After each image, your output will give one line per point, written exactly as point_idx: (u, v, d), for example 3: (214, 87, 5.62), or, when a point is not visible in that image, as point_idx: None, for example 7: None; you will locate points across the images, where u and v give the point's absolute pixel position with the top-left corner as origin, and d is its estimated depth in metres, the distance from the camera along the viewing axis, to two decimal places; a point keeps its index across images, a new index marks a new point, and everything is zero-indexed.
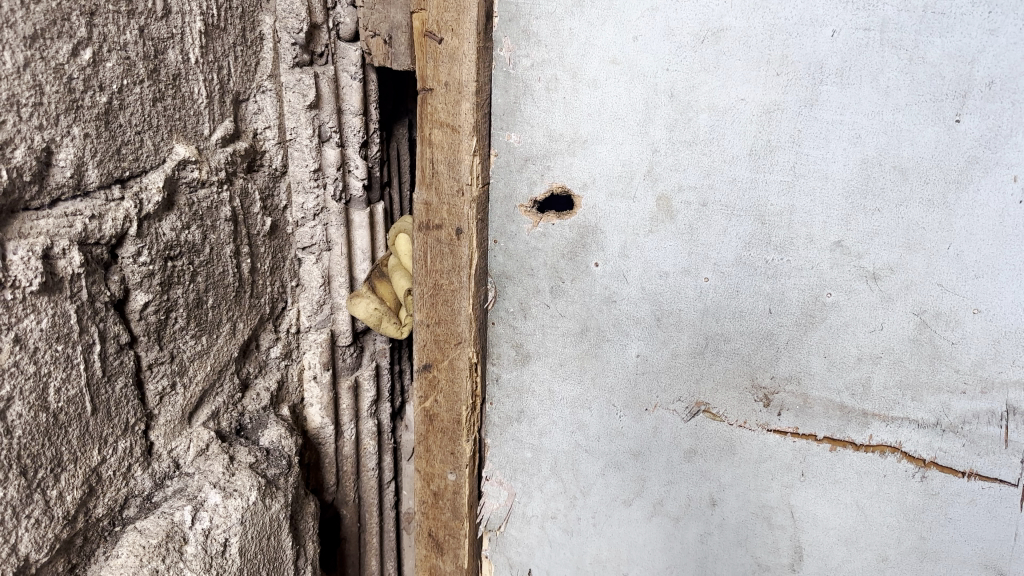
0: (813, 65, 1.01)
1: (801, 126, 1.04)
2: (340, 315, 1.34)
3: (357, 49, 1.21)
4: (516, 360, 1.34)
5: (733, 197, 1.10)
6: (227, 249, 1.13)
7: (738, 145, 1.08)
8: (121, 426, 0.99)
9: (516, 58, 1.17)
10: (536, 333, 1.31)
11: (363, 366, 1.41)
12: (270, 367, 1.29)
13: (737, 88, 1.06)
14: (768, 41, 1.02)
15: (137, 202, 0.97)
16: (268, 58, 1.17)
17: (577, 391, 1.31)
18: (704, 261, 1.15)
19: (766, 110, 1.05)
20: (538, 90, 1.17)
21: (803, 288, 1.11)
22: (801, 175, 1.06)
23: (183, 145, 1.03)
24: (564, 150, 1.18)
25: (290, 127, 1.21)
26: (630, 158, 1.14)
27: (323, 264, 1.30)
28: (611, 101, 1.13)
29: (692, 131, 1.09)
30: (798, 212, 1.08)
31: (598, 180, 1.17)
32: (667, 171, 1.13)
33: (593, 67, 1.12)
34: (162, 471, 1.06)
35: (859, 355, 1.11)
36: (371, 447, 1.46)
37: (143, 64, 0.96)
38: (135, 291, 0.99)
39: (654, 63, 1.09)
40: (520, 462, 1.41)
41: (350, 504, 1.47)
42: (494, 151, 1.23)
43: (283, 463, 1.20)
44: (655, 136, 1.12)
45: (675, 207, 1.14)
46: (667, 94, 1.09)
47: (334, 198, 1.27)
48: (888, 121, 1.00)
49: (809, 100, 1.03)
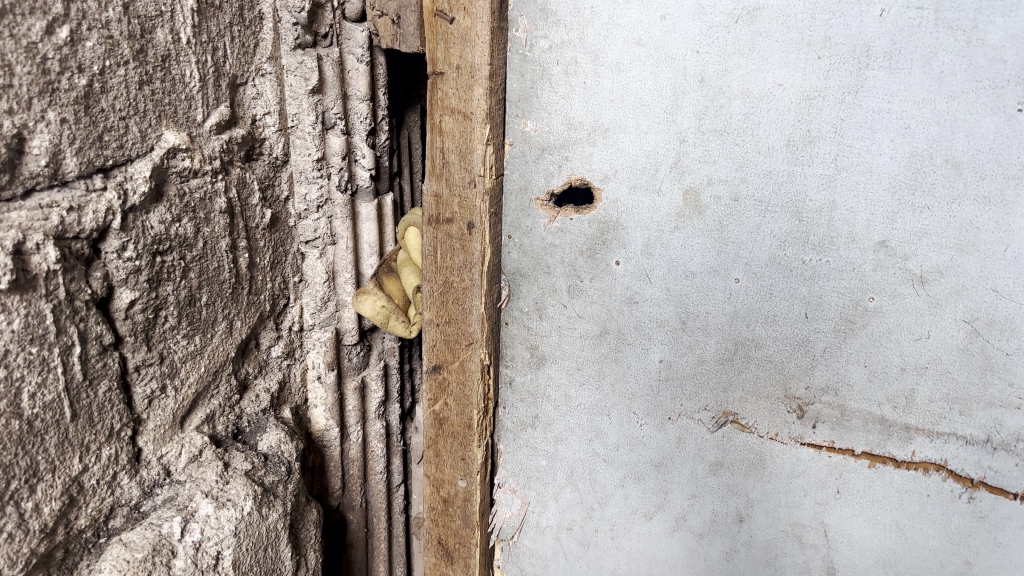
0: (858, 47, 0.92)
1: (845, 115, 0.95)
2: (346, 313, 1.26)
3: (364, 30, 1.14)
4: (530, 363, 1.26)
5: (767, 191, 1.02)
6: (223, 242, 1.05)
7: (775, 135, 0.99)
8: (106, 432, 0.93)
9: (533, 39, 1.08)
10: (552, 335, 1.23)
11: (371, 365, 1.34)
12: (271, 367, 1.21)
13: (774, 73, 0.97)
14: (808, 21, 0.93)
15: (120, 192, 0.90)
16: (269, 38, 1.09)
17: (596, 397, 1.23)
18: (735, 261, 1.06)
19: (806, 97, 0.96)
20: (556, 74, 1.08)
21: (843, 292, 1.02)
22: (843, 169, 0.97)
23: (173, 132, 0.96)
24: (583, 139, 1.10)
25: (292, 112, 1.13)
26: (656, 148, 1.06)
27: (328, 258, 1.23)
28: (636, 87, 1.04)
29: (724, 120, 1.01)
30: (839, 208, 0.99)
31: (621, 172, 1.09)
32: (696, 163, 1.04)
33: (616, 49, 1.04)
34: (151, 479, 1.00)
35: (902, 366, 1.02)
36: (379, 450, 1.39)
37: (127, 44, 0.89)
38: (119, 288, 0.92)
39: (684, 45, 1.00)
40: (534, 470, 1.33)
41: (357, 510, 1.40)
42: (509, 140, 1.15)
43: (282, 470, 1.12)
44: (683, 124, 1.03)
45: (703, 202, 1.05)
46: (697, 79, 1.00)
47: (339, 188, 1.19)
48: (941, 110, 0.91)
49: (854, 86, 0.93)
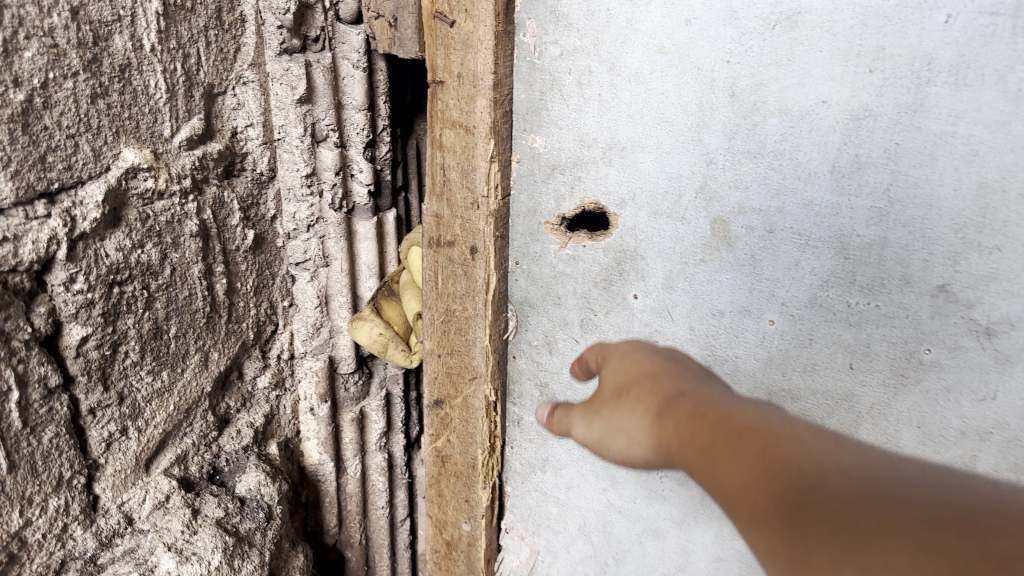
0: (917, 59, 0.77)
1: (898, 138, 0.80)
2: (341, 340, 1.16)
3: (360, 32, 1.02)
4: (539, 401, 1.15)
5: (807, 224, 0.88)
6: (196, 268, 0.96)
7: (817, 159, 0.85)
8: (53, 481, 0.84)
9: (542, 45, 0.96)
10: (564, 372, 1.11)
11: (371, 395, 1.24)
12: (257, 400, 1.12)
13: (817, 88, 0.82)
14: (858, 28, 0.79)
15: (66, 219, 0.80)
16: (251, 43, 0.99)
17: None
18: (770, 301, 0.93)
19: (854, 116, 0.82)
20: (568, 84, 0.96)
21: (893, 342, 0.88)
22: (896, 202, 0.83)
23: (133, 150, 0.87)
24: (598, 158, 0.97)
25: (278, 124, 1.03)
26: (680, 170, 0.92)
27: (320, 282, 1.13)
28: (657, 101, 0.91)
29: (758, 140, 0.87)
30: (892, 245, 0.84)
31: (640, 196, 0.96)
32: (725, 189, 0.91)
33: (635, 57, 0.91)
34: (109, 528, 0.91)
35: (963, 429, 0.87)
36: (380, 484, 1.29)
37: (77, 53, 0.79)
38: (69, 324, 0.83)
39: (711, 54, 0.86)
40: (544, 516, 1.21)
41: (356, 547, 1.32)
42: (515, 157, 1.03)
43: (260, 516, 1.03)
44: (710, 144, 0.90)
45: (733, 233, 0.92)
46: (727, 93, 0.87)
47: (332, 207, 1.09)
48: (1016, 136, 0.76)
49: (912, 105, 0.79)
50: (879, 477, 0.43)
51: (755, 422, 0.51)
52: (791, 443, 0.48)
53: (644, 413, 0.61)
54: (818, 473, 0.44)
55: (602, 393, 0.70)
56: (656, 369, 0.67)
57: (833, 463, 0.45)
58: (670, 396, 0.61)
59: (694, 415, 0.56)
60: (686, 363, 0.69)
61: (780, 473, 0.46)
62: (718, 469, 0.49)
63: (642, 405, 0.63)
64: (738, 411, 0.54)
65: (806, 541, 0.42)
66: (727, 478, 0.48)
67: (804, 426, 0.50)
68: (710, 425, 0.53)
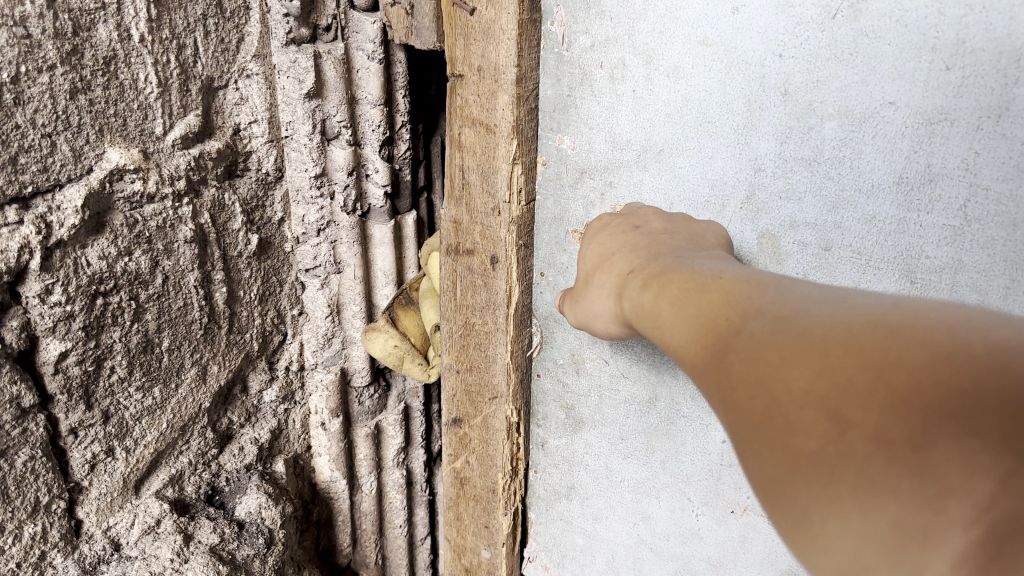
0: (1009, 55, 0.65)
1: (979, 148, 0.69)
2: (354, 351, 1.11)
3: (376, 21, 0.94)
4: (565, 424, 1.06)
5: (869, 243, 0.77)
6: (191, 276, 0.91)
7: (882, 169, 0.73)
8: (29, 506, 0.78)
9: (571, 34, 0.86)
10: (592, 395, 1.02)
11: (389, 409, 1.20)
12: (263, 414, 1.08)
13: (883, 86, 0.71)
14: (935, 18, 0.67)
15: (40, 226, 0.74)
16: (255, 32, 0.92)
17: (642, 474, 1.01)
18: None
19: (926, 120, 0.70)
20: (600, 79, 0.87)
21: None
22: (975, 220, 0.71)
23: (119, 150, 0.80)
24: (632, 161, 0.88)
25: (285, 120, 0.96)
26: (723, 178, 0.82)
27: (331, 289, 1.08)
28: (698, 99, 0.81)
29: (814, 145, 0.76)
30: (965, 270, 0.73)
31: (678, 206, 0.86)
32: (774, 200, 0.80)
33: (675, 49, 0.80)
34: (93, 555, 0.86)
35: None
36: (398, 502, 1.26)
37: (53, 44, 0.72)
38: (46, 339, 0.77)
39: (761, 46, 0.75)
40: (569, 546, 1.14)
41: (372, 567, 1.29)
42: (541, 159, 0.93)
43: (260, 542, 0.98)
44: (759, 148, 0.79)
45: (784, 249, 0.81)
46: (779, 91, 0.76)
47: (344, 210, 1.02)
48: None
49: (996, 109, 0.67)
50: (789, 310, 0.47)
51: (692, 285, 0.57)
52: (721, 297, 0.53)
53: (608, 289, 0.72)
54: (740, 320, 0.50)
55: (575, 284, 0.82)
56: (619, 232, 0.77)
57: (751, 307, 0.50)
58: (626, 251, 0.73)
59: (645, 288, 0.62)
60: (648, 221, 0.77)
61: (716, 329, 0.51)
62: (669, 330, 0.56)
63: (604, 265, 0.75)
64: (686, 271, 0.60)
65: (731, 387, 0.47)
66: (656, 316, 0.59)
67: (744, 273, 0.56)
68: (641, 270, 0.66)
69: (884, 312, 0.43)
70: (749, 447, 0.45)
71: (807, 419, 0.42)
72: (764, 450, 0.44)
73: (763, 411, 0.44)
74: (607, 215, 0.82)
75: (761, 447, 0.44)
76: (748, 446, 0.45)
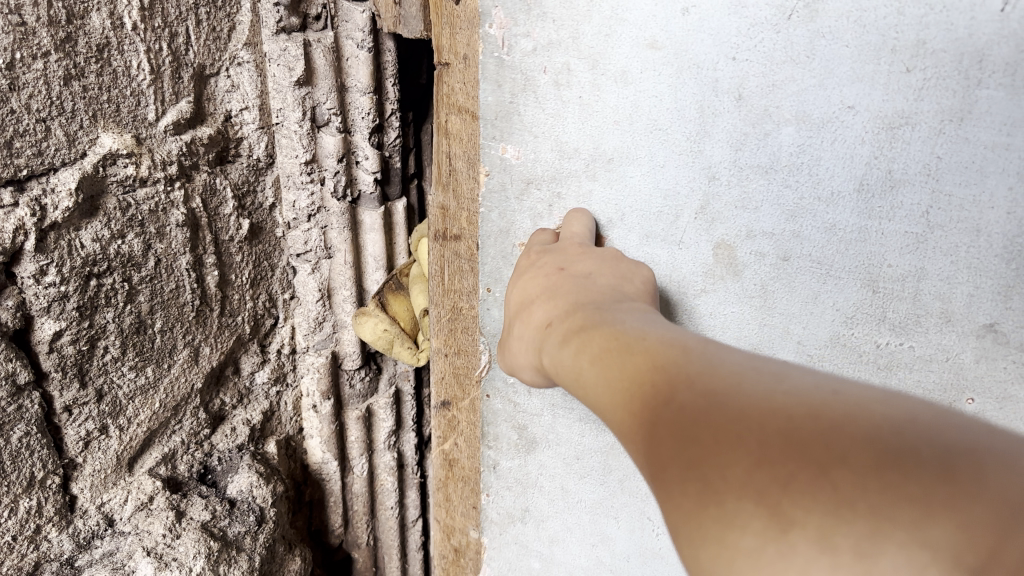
0: (969, 56, 0.68)
1: (941, 152, 0.72)
2: (345, 334, 1.16)
3: (365, 10, 0.98)
4: (518, 444, 1.08)
5: (828, 252, 0.80)
6: (183, 259, 0.94)
7: (845, 177, 0.76)
8: (25, 481, 0.80)
9: (510, 37, 0.86)
10: (545, 415, 1.04)
11: (380, 392, 1.26)
12: (256, 395, 1.13)
13: (842, 89, 0.74)
14: (895, 18, 0.69)
15: (35, 208, 0.76)
16: (247, 20, 0.95)
17: (599, 495, 1.05)
18: (784, 342, 0.87)
19: (887, 125, 0.73)
20: (543, 85, 0.87)
21: (928, 391, 0.83)
22: (937, 227, 0.75)
23: (112, 134, 0.83)
24: (581, 171, 0.89)
25: (276, 107, 1.00)
26: (676, 187, 0.85)
27: (321, 274, 1.12)
28: (647, 104, 0.82)
29: (771, 152, 0.78)
30: (929, 278, 0.78)
31: (630, 216, 0.89)
32: (729, 209, 0.83)
33: (623, 53, 0.81)
34: (87, 530, 0.88)
35: None
36: (389, 483, 1.32)
37: (47, 31, 0.74)
38: (41, 318, 0.80)
39: (713, 49, 0.77)
40: (525, 569, 1.17)
41: (364, 547, 1.36)
42: (483, 169, 0.93)
43: (250, 519, 1.02)
44: (712, 156, 0.81)
45: (740, 261, 0.85)
46: (734, 95, 0.78)
47: (334, 195, 1.07)
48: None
49: (959, 113, 0.70)
50: (713, 382, 0.47)
51: (618, 345, 0.56)
52: (647, 360, 0.52)
53: (530, 338, 0.72)
54: (666, 386, 0.49)
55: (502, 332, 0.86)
56: (554, 272, 0.78)
57: (675, 373, 0.49)
58: (558, 294, 0.73)
59: (569, 342, 0.62)
60: (572, 264, 0.79)
61: (641, 395, 0.50)
62: (595, 391, 0.55)
63: (534, 312, 0.74)
64: (606, 329, 0.60)
65: (660, 463, 0.45)
66: (580, 372, 0.58)
67: (660, 334, 0.56)
68: (567, 322, 0.66)
69: (810, 397, 0.44)
70: (677, 528, 0.44)
71: (746, 511, 0.41)
72: (694, 538, 0.43)
73: (695, 494, 0.43)
74: (534, 254, 0.84)
75: (691, 533, 0.43)
76: (677, 527, 0.44)
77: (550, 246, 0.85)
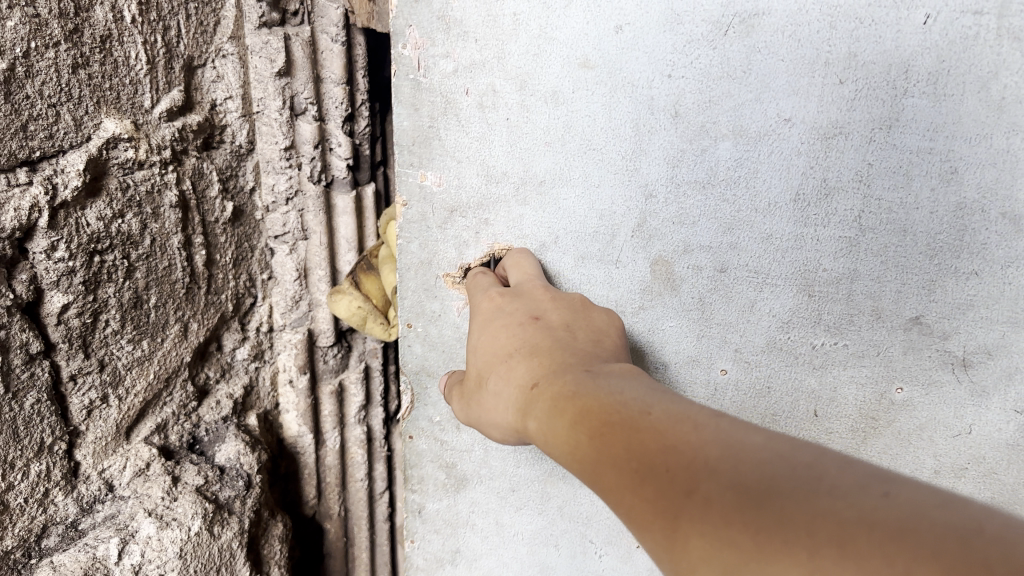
0: (893, 69, 0.89)
1: (870, 159, 0.94)
2: (319, 313, 1.24)
3: (340, 7, 1.05)
4: (445, 484, 1.27)
5: (765, 262, 1.02)
6: (174, 239, 1.01)
7: (780, 189, 0.97)
8: (35, 446, 0.85)
9: (427, 58, 0.98)
10: (475, 451, 1.23)
11: (351, 368, 1.33)
12: (236, 371, 1.20)
13: (778, 104, 0.93)
14: (829, 32, 0.88)
15: (48, 187, 0.82)
16: (231, 16, 1.02)
17: (537, 525, 1.27)
18: (723, 348, 1.09)
19: (822, 135, 0.94)
20: (465, 107, 1.00)
21: (860, 383, 1.08)
22: (868, 230, 0.98)
23: (114, 120, 0.88)
24: (510, 195, 1.04)
25: (257, 97, 1.08)
26: (611, 208, 1.02)
27: (299, 254, 1.20)
28: (581, 124, 0.98)
29: (709, 166, 0.97)
30: (861, 277, 1.01)
31: (563, 240, 1.06)
32: (667, 225, 1.02)
33: (553, 73, 0.96)
34: (90, 494, 0.94)
35: (935, 467, 1.11)
36: (359, 457, 1.39)
37: (59, 23, 0.79)
38: (50, 292, 0.85)
39: (648, 67, 0.94)
40: None
41: (335, 518, 1.43)
42: (401, 199, 1.07)
43: (240, 484, 1.09)
44: (648, 174, 0.99)
45: (677, 274, 1.05)
46: (669, 113, 0.96)
47: (310, 179, 1.14)
48: (996, 150, 0.91)
49: (886, 121, 0.92)
50: (749, 483, 0.50)
51: (627, 430, 0.59)
52: (665, 451, 0.56)
53: (515, 406, 0.76)
54: (686, 482, 0.53)
55: (472, 380, 0.89)
56: (529, 334, 0.82)
57: (706, 472, 0.52)
58: (547, 361, 0.76)
59: (577, 421, 0.64)
60: (545, 323, 0.84)
61: (667, 492, 0.53)
62: (610, 478, 0.58)
63: (518, 374, 0.78)
64: (609, 407, 0.63)
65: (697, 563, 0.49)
66: (588, 459, 0.61)
67: (676, 418, 0.59)
68: (559, 396, 0.69)
69: (853, 499, 0.46)
70: None
71: None
72: None
73: None
74: (497, 297, 0.93)
75: None
76: None
77: (511, 289, 0.95)
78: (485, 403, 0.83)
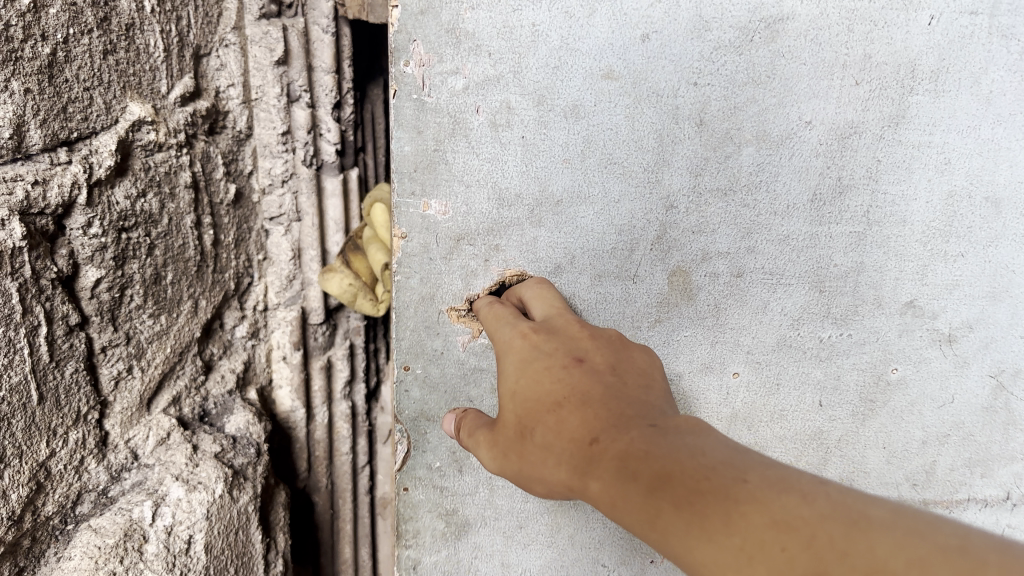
0: (905, 66, 1.00)
1: (882, 155, 1.04)
2: (311, 291, 1.24)
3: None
4: (444, 532, 1.22)
5: (780, 264, 1.07)
6: (186, 219, 0.99)
7: (797, 191, 1.04)
8: (73, 415, 0.81)
9: (432, 75, 0.99)
10: (479, 493, 1.21)
11: (336, 346, 1.34)
12: (235, 348, 1.18)
13: (805, 109, 1.01)
14: (848, 36, 0.98)
15: (86, 166, 0.80)
16: (232, 7, 1.02)
17: (545, 560, 1.24)
18: (735, 353, 1.12)
19: (839, 135, 1.02)
20: (476, 126, 1.01)
21: (861, 369, 1.13)
22: (874, 223, 1.06)
23: (137, 104, 0.87)
24: (524, 219, 1.05)
25: (255, 85, 1.08)
26: (631, 224, 1.05)
27: (293, 235, 1.20)
28: (601, 138, 1.01)
29: (730, 173, 1.03)
30: (866, 268, 1.09)
31: (581, 259, 1.06)
32: (686, 236, 1.06)
33: (573, 87, 0.99)
34: (118, 462, 0.90)
35: (924, 439, 1.18)
36: (344, 431, 1.40)
37: (91, 11, 0.78)
38: (85, 266, 0.83)
39: (673, 72, 0.98)
40: None
41: (323, 491, 1.42)
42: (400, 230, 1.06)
43: (251, 452, 1.08)
44: (670, 186, 1.03)
45: (693, 281, 1.08)
46: (695, 121, 1.00)
47: (304, 163, 1.16)
48: (981, 140, 1.04)
49: (896, 118, 1.02)
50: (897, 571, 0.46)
51: (728, 506, 0.56)
52: (783, 533, 0.52)
53: (578, 465, 0.72)
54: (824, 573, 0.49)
55: (508, 428, 0.85)
56: (578, 385, 0.80)
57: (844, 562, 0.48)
58: (608, 423, 0.73)
59: (663, 492, 0.60)
60: (592, 371, 0.82)
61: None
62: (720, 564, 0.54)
63: (576, 434, 0.75)
64: (699, 477, 0.60)
65: None
66: (686, 540, 0.57)
67: (779, 490, 0.56)
68: (636, 462, 0.65)
69: None
70: None
71: None
72: None
73: None
74: (530, 334, 0.91)
75: None
76: None
77: (541, 325, 0.93)
78: (530, 459, 0.80)
